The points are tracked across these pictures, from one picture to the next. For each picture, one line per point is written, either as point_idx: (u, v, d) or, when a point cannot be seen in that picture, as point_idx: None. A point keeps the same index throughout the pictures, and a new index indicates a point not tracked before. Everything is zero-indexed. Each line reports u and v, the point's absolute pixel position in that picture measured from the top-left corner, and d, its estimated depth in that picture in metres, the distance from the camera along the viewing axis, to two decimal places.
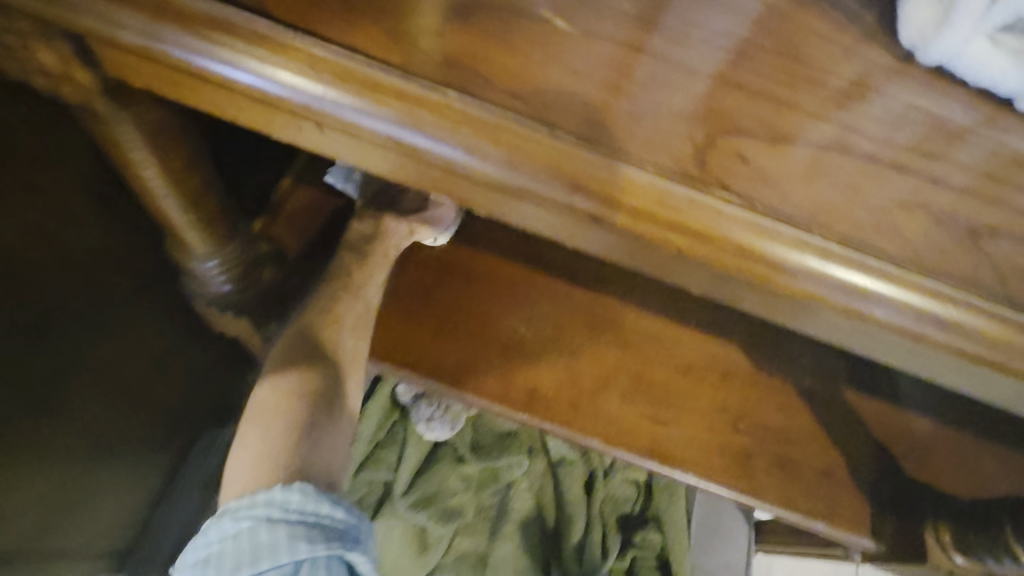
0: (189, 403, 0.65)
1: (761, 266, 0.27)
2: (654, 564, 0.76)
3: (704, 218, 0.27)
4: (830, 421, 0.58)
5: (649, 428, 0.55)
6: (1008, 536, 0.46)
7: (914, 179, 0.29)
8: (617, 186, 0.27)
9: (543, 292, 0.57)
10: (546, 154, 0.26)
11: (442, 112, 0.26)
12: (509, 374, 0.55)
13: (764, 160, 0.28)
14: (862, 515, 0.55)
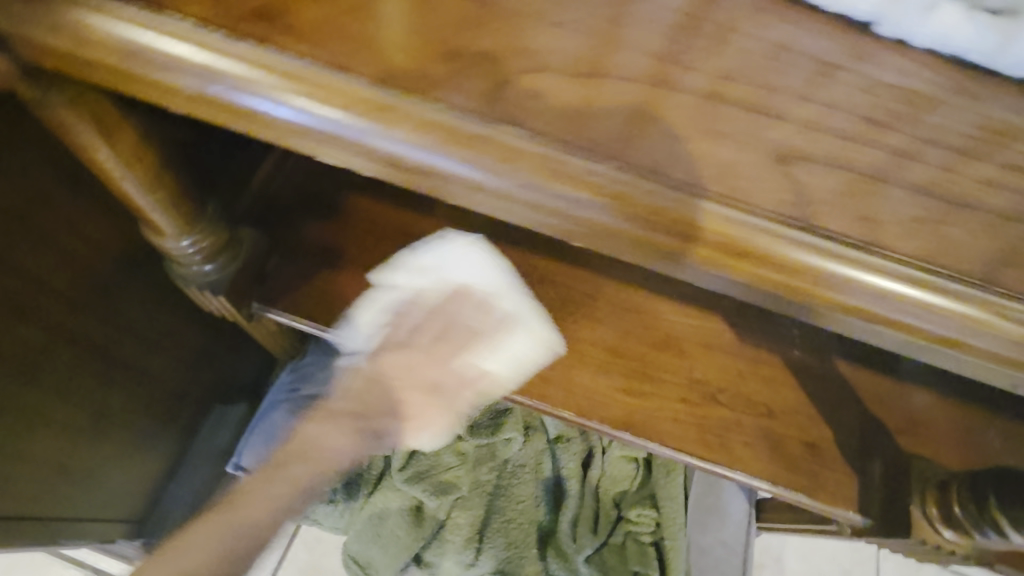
0: (193, 384, 0.71)
1: (686, 242, 0.23)
2: (648, 540, 0.76)
3: (621, 179, 0.23)
4: (819, 392, 0.56)
5: (623, 401, 0.55)
6: (991, 509, 0.44)
7: (864, 107, 0.25)
8: (527, 159, 0.23)
9: (519, 266, 0.56)
10: (442, 127, 0.23)
11: (324, 83, 0.23)
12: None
13: (688, 92, 0.24)
14: (849, 490, 0.54)
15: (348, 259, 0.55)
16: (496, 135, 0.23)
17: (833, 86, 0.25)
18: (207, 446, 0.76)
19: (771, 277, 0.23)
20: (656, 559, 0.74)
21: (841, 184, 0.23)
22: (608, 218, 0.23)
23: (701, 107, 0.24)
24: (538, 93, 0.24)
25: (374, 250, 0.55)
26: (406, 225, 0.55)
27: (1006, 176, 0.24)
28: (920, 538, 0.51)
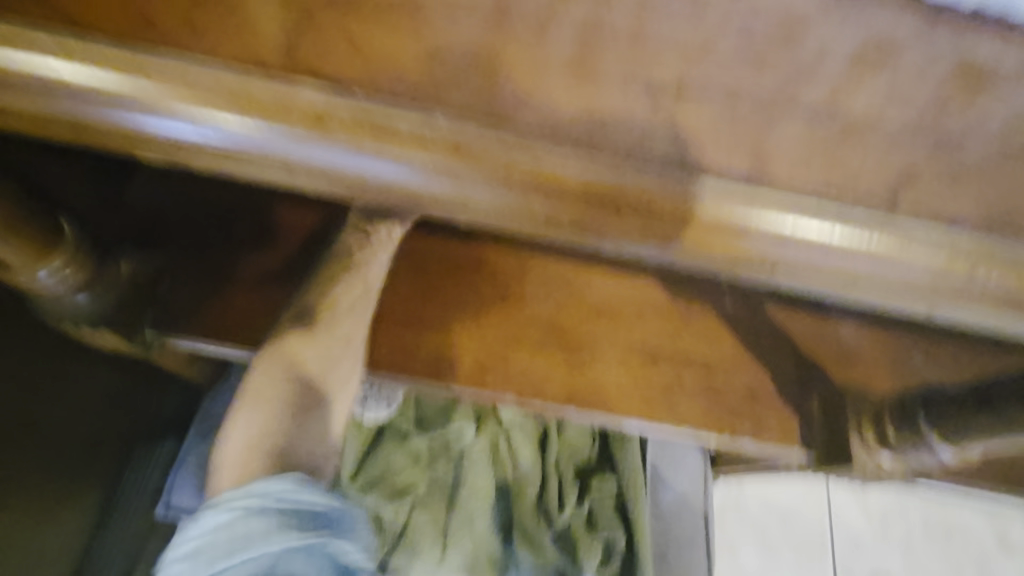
0: (106, 427, 0.64)
1: (574, 201, 0.23)
2: (611, 505, 0.75)
3: (491, 144, 0.22)
4: (753, 337, 0.57)
5: (563, 374, 0.54)
6: (923, 426, 0.46)
7: (745, 28, 0.23)
8: (383, 129, 0.22)
9: (440, 254, 0.54)
10: (291, 108, 0.22)
11: (160, 75, 0.22)
12: (410, 346, 0.52)
13: (557, 38, 0.23)
14: (791, 428, 0.55)
15: (254, 270, 0.52)
16: (351, 108, 0.22)
17: (718, 12, 0.23)
18: (139, 495, 0.67)
19: (693, 228, 0.23)
20: (622, 523, 0.74)
21: (727, 121, 0.23)
22: (484, 186, 0.23)
23: (580, 50, 0.22)
24: (393, 66, 0.23)
25: (281, 258, 0.52)
26: (314, 228, 0.53)
27: (890, 91, 0.23)
28: (860, 465, 0.53)
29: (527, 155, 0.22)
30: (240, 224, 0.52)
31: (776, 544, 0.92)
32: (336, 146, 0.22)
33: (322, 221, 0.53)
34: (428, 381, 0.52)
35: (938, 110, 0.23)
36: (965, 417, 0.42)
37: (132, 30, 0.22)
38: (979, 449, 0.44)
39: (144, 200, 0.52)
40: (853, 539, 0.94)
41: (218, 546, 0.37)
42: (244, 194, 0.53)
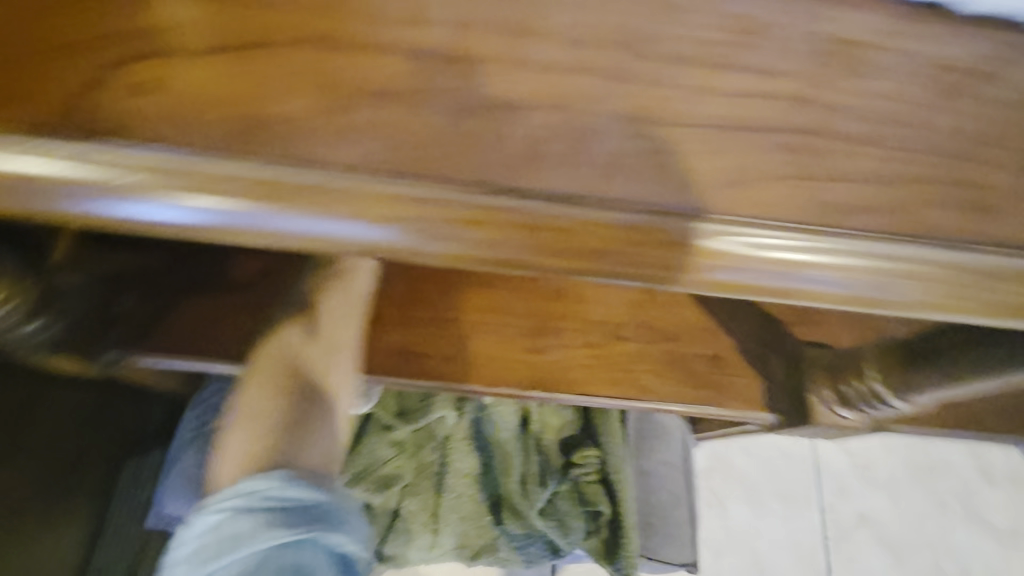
0: (91, 446, 0.64)
1: (469, 222, 0.27)
2: (595, 479, 0.75)
3: (389, 188, 0.26)
4: (715, 302, 0.57)
5: (526, 360, 0.54)
6: (868, 374, 0.47)
7: (590, 79, 0.28)
8: (292, 186, 0.26)
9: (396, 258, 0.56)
10: (205, 176, 0.26)
11: (81, 158, 0.25)
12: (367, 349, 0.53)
13: (440, 95, 0.28)
14: (756, 391, 0.55)
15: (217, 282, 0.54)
16: (259, 171, 0.26)
17: (567, 56, 0.29)
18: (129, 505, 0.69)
19: (560, 238, 0.27)
20: (606, 495, 0.74)
21: (585, 147, 0.28)
22: (393, 232, 0.26)
23: (455, 106, 0.27)
24: (304, 126, 0.27)
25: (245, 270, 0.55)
26: None
27: (712, 115, 0.28)
28: (820, 421, 0.52)
29: (428, 191, 0.26)
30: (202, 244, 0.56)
31: (764, 497, 0.94)
32: (263, 212, 0.26)
33: None
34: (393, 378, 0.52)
35: (749, 122, 0.29)
36: (908, 373, 0.43)
37: (77, 112, 0.25)
38: (932, 402, 0.45)
39: None
40: (841, 486, 0.96)
41: (206, 548, 0.40)
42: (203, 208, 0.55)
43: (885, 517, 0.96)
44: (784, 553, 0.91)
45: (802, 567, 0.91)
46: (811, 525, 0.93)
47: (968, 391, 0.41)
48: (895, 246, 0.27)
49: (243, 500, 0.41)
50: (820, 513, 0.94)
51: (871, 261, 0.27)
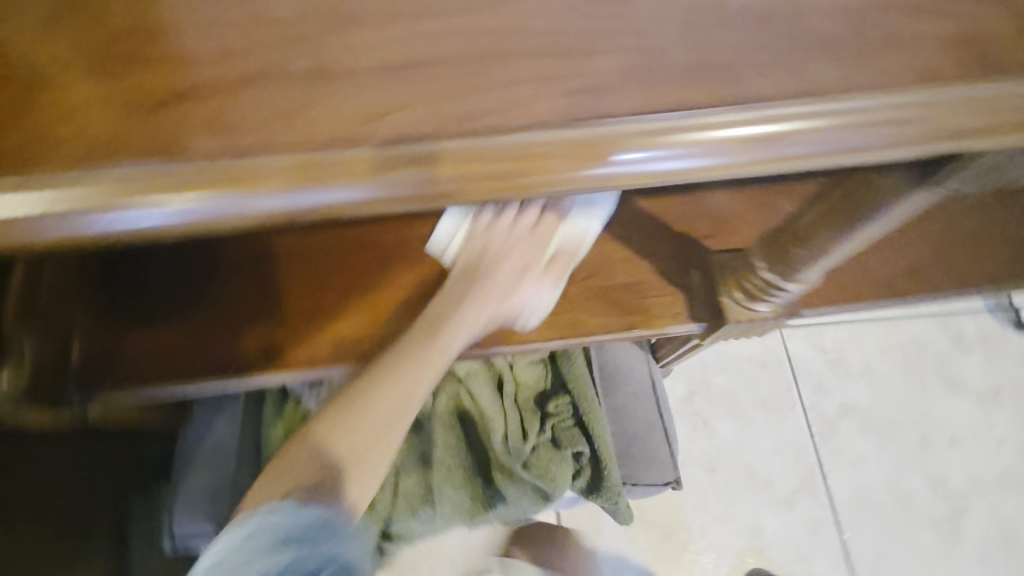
0: (94, 495, 0.67)
1: (310, 177, 0.30)
2: (571, 424, 0.80)
3: (235, 172, 0.30)
4: (630, 232, 0.61)
5: None
6: (758, 260, 0.49)
7: (397, 47, 0.33)
8: (148, 185, 0.29)
9: (325, 248, 0.60)
10: (68, 193, 0.29)
11: None
12: (310, 340, 0.56)
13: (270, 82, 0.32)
14: (679, 305, 0.59)
15: (174, 307, 0.58)
16: (114, 181, 0.29)
17: (377, 35, 0.33)
18: (146, 550, 0.72)
19: (397, 178, 0.30)
20: (582, 435, 0.78)
21: (405, 99, 0.31)
22: (333, 193, 0.30)
23: (311, 97, 0.32)
24: (152, 135, 0.30)
25: (198, 286, 0.58)
26: (227, 258, 0.59)
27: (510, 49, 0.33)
28: (732, 318, 0.56)
29: (256, 170, 0.30)
30: (157, 282, 0.58)
31: (747, 409, 0.97)
32: (210, 206, 0.29)
33: (230, 252, 0.59)
34: (339, 364, 0.56)
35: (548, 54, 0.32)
36: (790, 256, 0.45)
37: None
38: (818, 274, 0.47)
39: (55, 284, 0.56)
40: (818, 382, 1.00)
41: (223, 565, 0.44)
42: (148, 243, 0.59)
43: (866, 402, 0.99)
44: (774, 455, 0.95)
45: (794, 466, 0.94)
46: (795, 424, 0.97)
47: (842, 258, 0.44)
48: (693, 130, 0.31)
49: (276, 518, 0.46)
50: (802, 412, 0.98)
51: (677, 147, 0.31)
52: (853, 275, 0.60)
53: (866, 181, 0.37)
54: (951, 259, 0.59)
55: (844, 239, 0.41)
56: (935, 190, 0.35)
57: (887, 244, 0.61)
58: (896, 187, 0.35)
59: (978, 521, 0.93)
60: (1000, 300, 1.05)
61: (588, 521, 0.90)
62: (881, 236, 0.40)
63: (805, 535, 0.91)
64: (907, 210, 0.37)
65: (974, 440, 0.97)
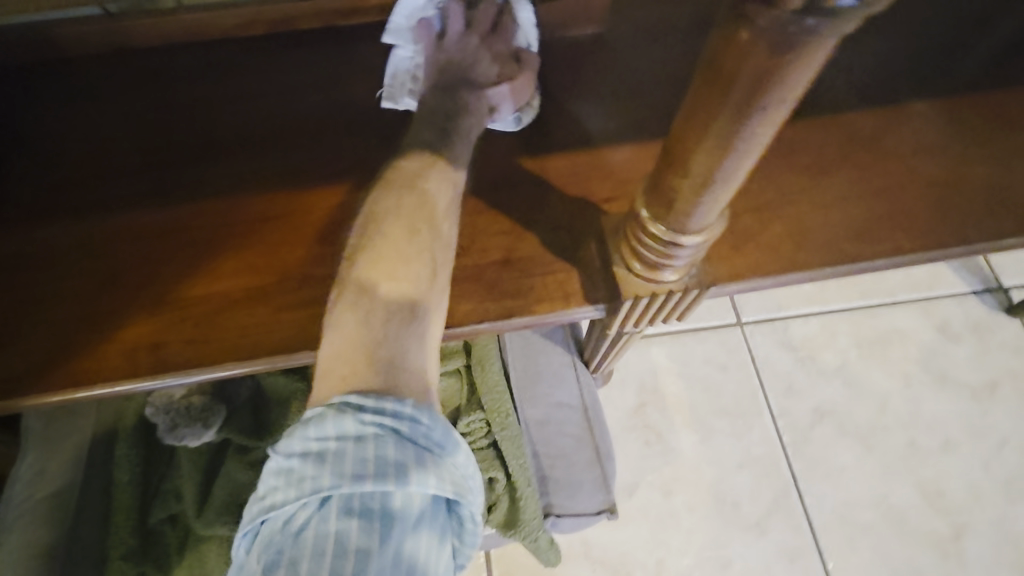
0: None
1: None
2: (486, 444, 0.66)
3: None
4: (512, 201, 0.50)
5: (297, 317, 0.48)
6: (638, 205, 0.37)
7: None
8: None
9: (170, 229, 0.50)
10: None
11: None
12: (133, 333, 0.47)
13: None
14: (573, 284, 0.47)
15: (13, 266, 0.48)
16: None
17: None
18: None
19: None
20: (496, 459, 0.65)
21: None
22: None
23: None
24: None
25: (13, 280, 0.48)
26: (57, 247, 0.49)
27: None
28: (634, 296, 0.45)
29: None
30: None
31: (705, 418, 0.84)
32: None
33: (58, 244, 0.49)
34: (164, 375, 0.46)
35: None
36: (674, 201, 0.33)
37: None
38: (715, 215, 0.35)
39: None
40: (788, 383, 0.86)
41: None
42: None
43: (844, 404, 0.85)
44: (740, 472, 0.81)
45: (763, 480, 0.81)
46: (763, 434, 0.83)
47: (733, 184, 0.31)
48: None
49: None
50: (771, 420, 0.84)
51: None
52: (787, 237, 0.49)
53: (733, 57, 0.23)
54: (896, 221, 0.50)
55: (728, 155, 0.28)
56: (828, 23, 0.20)
57: (825, 202, 0.50)
58: (772, 40, 0.21)
59: (985, 539, 0.79)
60: (986, 282, 0.93)
61: (524, 563, 0.75)
62: (777, 131, 0.27)
63: (782, 566, 0.77)
64: (794, 85, 0.24)
65: (972, 443, 0.84)
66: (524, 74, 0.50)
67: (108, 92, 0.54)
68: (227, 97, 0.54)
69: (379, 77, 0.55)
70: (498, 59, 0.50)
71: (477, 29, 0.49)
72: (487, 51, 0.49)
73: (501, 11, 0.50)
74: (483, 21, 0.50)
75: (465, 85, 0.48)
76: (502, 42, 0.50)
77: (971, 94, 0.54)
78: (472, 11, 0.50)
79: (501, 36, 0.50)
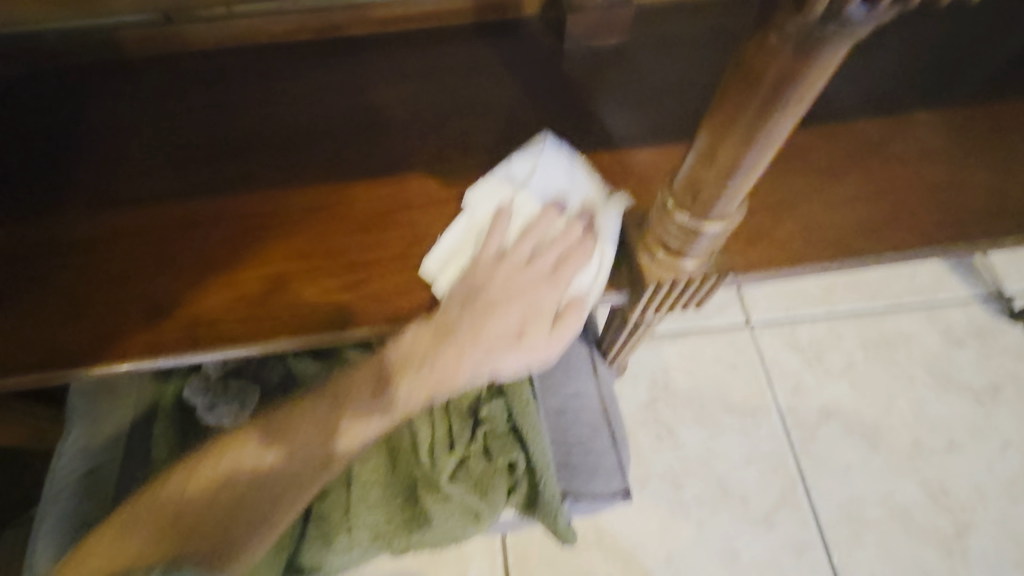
0: None
1: None
2: (505, 429, 0.69)
3: None
4: None
5: (339, 299, 0.52)
6: (664, 195, 0.41)
7: None
8: None
9: (222, 216, 0.53)
10: None
11: None
12: (188, 311, 0.51)
13: None
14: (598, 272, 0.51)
15: (80, 247, 0.52)
16: None
17: None
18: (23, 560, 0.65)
19: None
20: (516, 440, 0.68)
21: None
22: None
23: None
24: None
25: (78, 260, 0.52)
26: (118, 230, 0.53)
27: None
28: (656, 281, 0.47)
29: None
30: (39, 254, 0.52)
31: (715, 415, 0.87)
32: None
33: (119, 229, 0.53)
34: (219, 348, 0.50)
35: None
36: (699, 191, 0.37)
37: None
38: (736, 205, 0.39)
39: None
40: (795, 382, 0.89)
41: None
42: (43, 177, 0.55)
43: (850, 404, 0.88)
44: (749, 468, 0.84)
45: (770, 475, 0.83)
46: (771, 430, 0.86)
47: (755, 175, 0.35)
48: None
49: None
50: (778, 417, 0.87)
51: None
52: (800, 233, 0.52)
53: (760, 58, 0.27)
54: (901, 220, 0.53)
55: (751, 148, 0.32)
56: (846, 28, 0.24)
57: (834, 202, 0.53)
58: (796, 44, 0.25)
59: (987, 537, 0.81)
60: (989, 289, 0.95)
61: (538, 549, 0.78)
62: (794, 127, 0.31)
63: (789, 558, 0.79)
64: (813, 83, 0.27)
65: (975, 444, 0.86)
66: (567, 328, 0.50)
67: (166, 90, 0.58)
68: (276, 96, 0.58)
69: (416, 78, 0.59)
70: (557, 246, 0.50)
71: (542, 271, 0.49)
72: (551, 241, 0.50)
73: (577, 207, 0.50)
74: (554, 213, 0.50)
75: (487, 299, 0.50)
76: (570, 231, 0.50)
77: (974, 104, 0.57)
78: (550, 215, 0.50)
79: (568, 225, 0.50)
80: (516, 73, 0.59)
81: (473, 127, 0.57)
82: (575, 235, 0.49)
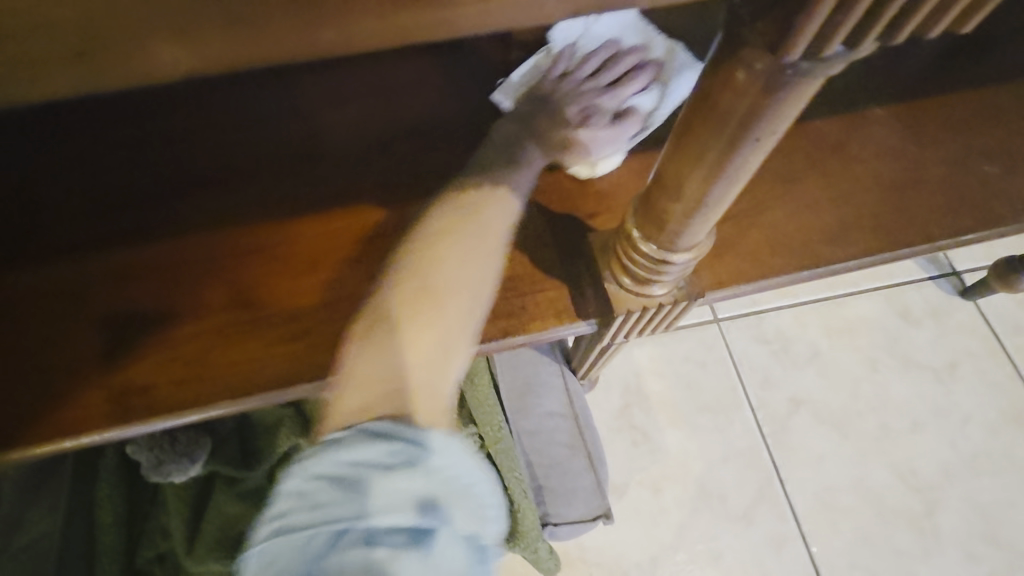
0: None
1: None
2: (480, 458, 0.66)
3: None
4: None
5: (288, 350, 0.47)
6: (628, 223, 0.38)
7: None
8: None
9: (146, 266, 0.48)
10: None
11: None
12: (117, 379, 0.46)
13: None
14: (564, 302, 0.48)
15: None
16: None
17: None
18: None
19: None
20: None
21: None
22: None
23: None
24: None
25: None
26: (26, 291, 0.47)
27: None
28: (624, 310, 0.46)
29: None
30: None
31: (690, 415, 0.86)
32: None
33: (26, 290, 0.47)
34: (157, 419, 0.45)
35: None
36: (664, 222, 0.35)
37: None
38: (704, 234, 0.37)
39: None
40: (765, 375, 0.89)
41: None
42: None
43: (819, 393, 0.89)
44: (725, 466, 0.84)
45: (746, 471, 0.84)
46: (744, 426, 0.86)
47: (724, 206, 0.32)
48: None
49: None
50: (751, 412, 0.87)
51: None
52: (766, 244, 0.51)
53: (724, 94, 0.24)
54: (863, 222, 0.52)
55: (715, 182, 0.30)
56: (819, 64, 0.22)
57: (798, 208, 0.52)
58: (765, 82, 0.23)
59: (954, 513, 0.83)
60: (942, 268, 0.98)
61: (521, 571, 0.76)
62: (762, 159, 0.28)
63: (770, 553, 0.80)
64: (783, 119, 0.25)
65: (937, 423, 0.88)
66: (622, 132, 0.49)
67: (72, 125, 0.52)
68: (201, 125, 0.52)
69: (353, 98, 0.54)
70: (615, 75, 0.48)
71: (600, 88, 0.49)
72: (611, 69, 0.49)
73: (637, 45, 0.49)
74: (612, 50, 0.49)
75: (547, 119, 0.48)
76: (628, 62, 0.48)
77: (925, 98, 0.57)
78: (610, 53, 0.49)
79: (625, 61, 0.48)
80: (464, 84, 0.55)
81: (419, 149, 0.53)
82: (635, 64, 0.48)
